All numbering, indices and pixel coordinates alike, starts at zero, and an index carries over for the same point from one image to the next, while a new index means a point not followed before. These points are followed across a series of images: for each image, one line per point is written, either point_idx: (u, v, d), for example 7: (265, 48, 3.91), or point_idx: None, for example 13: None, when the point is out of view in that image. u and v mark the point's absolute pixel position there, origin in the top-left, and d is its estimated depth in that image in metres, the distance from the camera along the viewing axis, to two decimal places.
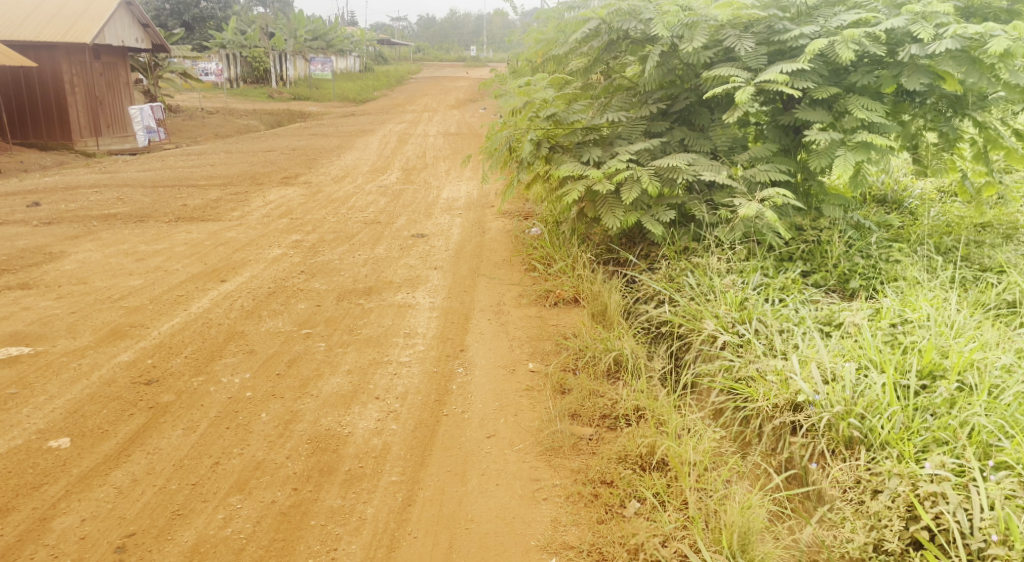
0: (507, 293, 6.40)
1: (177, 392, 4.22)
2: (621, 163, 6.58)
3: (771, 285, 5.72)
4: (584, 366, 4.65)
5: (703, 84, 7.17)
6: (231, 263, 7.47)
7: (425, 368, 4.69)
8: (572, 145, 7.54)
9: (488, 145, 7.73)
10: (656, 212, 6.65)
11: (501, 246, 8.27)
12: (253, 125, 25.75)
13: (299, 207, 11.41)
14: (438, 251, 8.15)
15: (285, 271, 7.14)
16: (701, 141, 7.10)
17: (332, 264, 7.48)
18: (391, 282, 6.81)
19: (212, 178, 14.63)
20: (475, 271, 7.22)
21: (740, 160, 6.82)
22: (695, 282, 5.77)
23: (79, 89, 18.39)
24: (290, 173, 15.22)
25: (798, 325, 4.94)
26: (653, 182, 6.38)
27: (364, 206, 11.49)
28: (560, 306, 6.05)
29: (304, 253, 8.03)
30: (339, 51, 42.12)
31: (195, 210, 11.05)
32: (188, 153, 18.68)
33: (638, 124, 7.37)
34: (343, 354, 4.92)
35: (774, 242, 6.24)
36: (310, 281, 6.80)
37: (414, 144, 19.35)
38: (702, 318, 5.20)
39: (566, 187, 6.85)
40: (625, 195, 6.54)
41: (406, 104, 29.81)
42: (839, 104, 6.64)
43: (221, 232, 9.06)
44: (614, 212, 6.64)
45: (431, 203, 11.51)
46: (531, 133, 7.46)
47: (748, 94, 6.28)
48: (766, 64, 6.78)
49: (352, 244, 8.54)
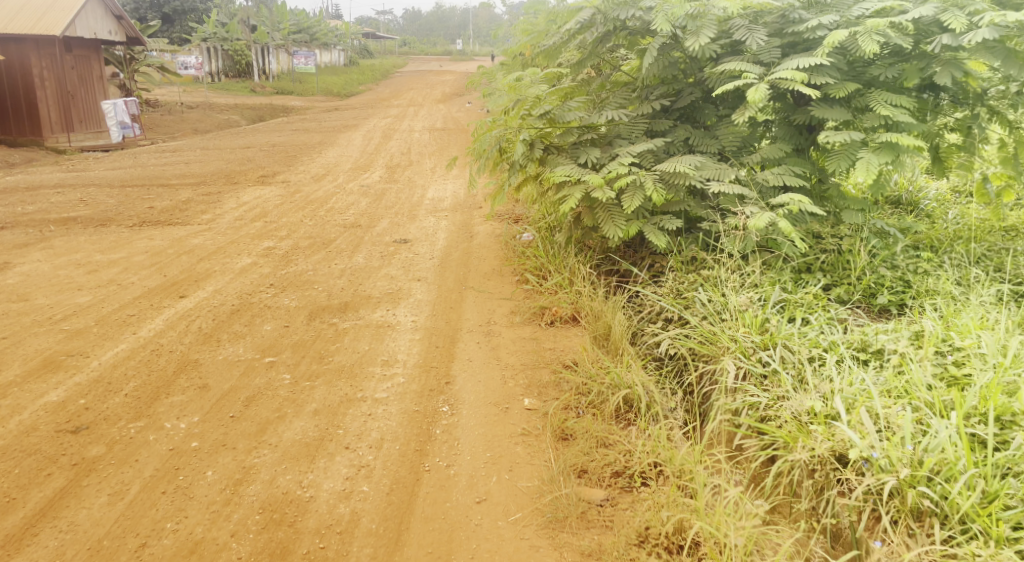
0: (498, 310, 5.78)
1: (108, 443, 3.58)
2: (623, 168, 5.95)
3: (792, 302, 5.11)
4: (589, 403, 4.04)
5: (709, 79, 6.55)
6: (193, 275, 6.80)
7: (404, 407, 4.05)
8: (567, 147, 6.92)
9: (476, 147, 7.08)
10: (661, 220, 6.04)
11: (491, 253, 7.64)
12: (234, 120, 24.95)
13: (275, 208, 10.73)
14: (422, 260, 7.50)
15: (252, 284, 6.48)
16: (708, 141, 6.49)
17: (305, 276, 6.82)
18: (369, 297, 6.17)
19: (185, 177, 13.89)
20: (462, 284, 6.58)
21: (753, 163, 6.21)
22: (706, 301, 5.16)
23: (49, 83, 17.56)
24: (269, 171, 14.52)
25: (829, 352, 4.34)
26: (658, 190, 5.77)
27: (345, 208, 10.83)
28: (557, 326, 5.42)
29: (276, 263, 7.36)
30: (323, 43, 41.22)
31: (163, 212, 10.35)
32: (162, 150, 17.90)
33: (640, 122, 6.74)
34: (310, 389, 4.27)
35: (791, 252, 5.64)
36: (279, 296, 6.14)
37: (398, 140, 18.65)
38: (719, 343, 4.60)
39: (561, 193, 6.23)
40: (627, 202, 5.92)
41: (392, 98, 29.08)
42: (860, 99, 6.00)
43: (187, 239, 8.37)
44: (615, 222, 6.02)
45: (416, 204, 10.85)
46: (523, 133, 6.85)
47: (762, 94, 5.65)
48: (780, 58, 6.13)
49: (328, 251, 7.89)
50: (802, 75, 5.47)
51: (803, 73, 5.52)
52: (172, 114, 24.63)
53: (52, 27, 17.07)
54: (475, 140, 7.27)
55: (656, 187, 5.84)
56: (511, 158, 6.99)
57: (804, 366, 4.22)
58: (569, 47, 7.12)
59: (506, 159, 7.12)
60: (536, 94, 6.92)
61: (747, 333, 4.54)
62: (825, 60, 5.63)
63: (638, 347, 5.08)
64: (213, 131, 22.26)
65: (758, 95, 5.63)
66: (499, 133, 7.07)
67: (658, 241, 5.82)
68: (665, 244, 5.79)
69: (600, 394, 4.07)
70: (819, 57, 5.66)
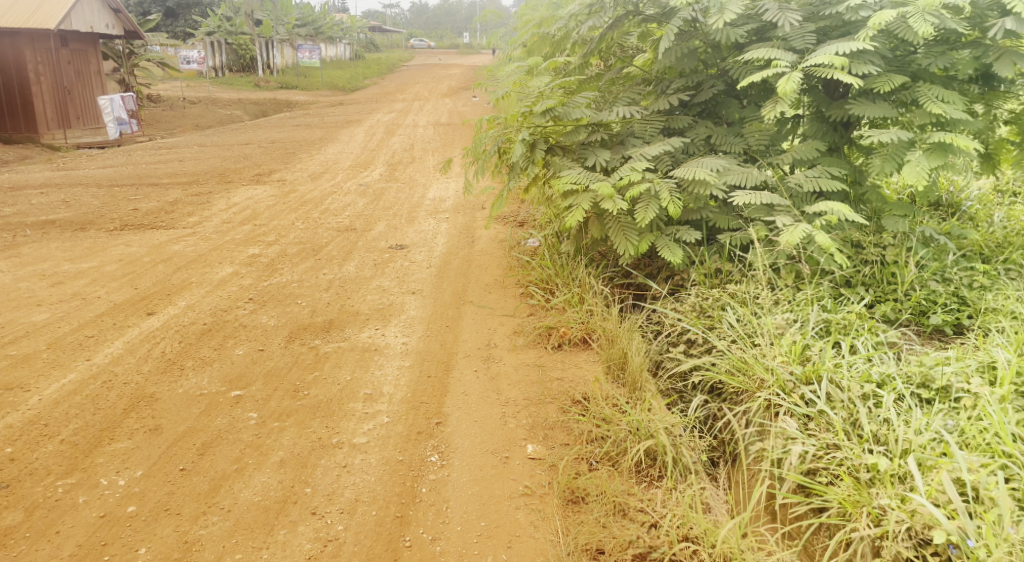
0: (500, 329, 5.17)
1: (28, 508, 3.08)
2: (635, 175, 5.36)
3: (833, 324, 4.49)
4: (604, 454, 3.45)
5: (733, 70, 5.90)
6: (167, 287, 6.22)
7: (386, 457, 3.47)
8: (574, 147, 6.30)
9: (474, 148, 6.39)
10: (678, 232, 5.46)
11: (493, 261, 7.02)
12: (236, 115, 24.38)
13: (267, 210, 10.15)
14: (418, 269, 6.89)
15: (230, 298, 5.90)
16: (731, 140, 5.86)
17: (288, 288, 6.23)
18: (357, 314, 5.57)
19: (178, 176, 13.32)
20: (461, 297, 5.98)
21: (782, 165, 5.58)
22: (735, 324, 4.58)
23: (44, 78, 17.02)
24: (265, 169, 13.94)
25: (885, 388, 3.72)
26: (675, 201, 5.18)
27: (340, 209, 10.22)
28: (565, 350, 4.79)
29: (259, 273, 6.77)
30: (328, 37, 40.58)
31: (148, 215, 9.78)
32: (158, 147, 17.35)
33: (655, 120, 6.12)
34: (278, 431, 3.69)
35: (829, 265, 5.02)
36: (257, 312, 5.55)
37: (401, 136, 18.00)
38: (753, 375, 4.00)
39: (567, 202, 5.64)
40: (640, 214, 5.34)
41: (397, 93, 28.47)
42: (906, 91, 5.34)
43: (167, 245, 7.79)
44: (627, 235, 5.44)
45: (416, 205, 10.23)
46: (524, 132, 6.19)
47: (794, 83, 4.98)
48: (815, 44, 5.43)
49: (317, 259, 7.29)
50: (843, 60, 4.80)
51: (843, 59, 4.86)
52: (173, 110, 24.14)
53: (46, 20, 16.50)
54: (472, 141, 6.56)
55: (673, 196, 5.25)
56: (512, 160, 6.34)
57: (857, 406, 3.57)
58: (577, 34, 6.45)
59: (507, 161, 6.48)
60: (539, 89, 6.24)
61: (786, 364, 3.95)
62: (870, 45, 4.96)
63: (658, 377, 4.50)
64: (213, 127, 21.70)
65: (788, 86, 4.97)
66: (499, 133, 6.42)
67: (676, 257, 5.24)
68: (683, 260, 5.22)
69: (616, 443, 3.49)
70: (861, 41, 4.99)
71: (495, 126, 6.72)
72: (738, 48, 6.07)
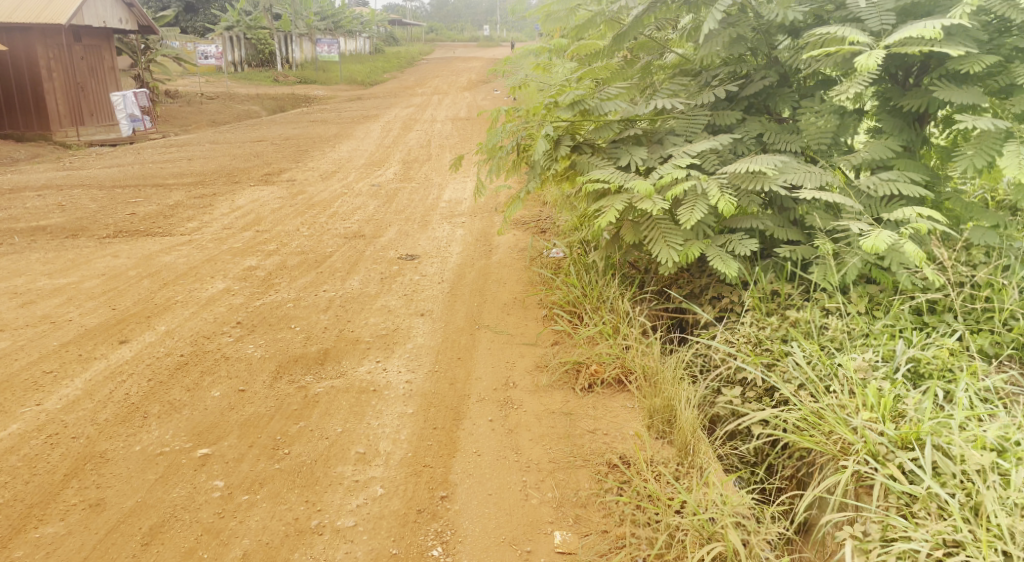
0: (520, 362, 4.48)
1: None
2: (679, 172, 4.60)
3: (924, 365, 3.72)
4: (655, 554, 2.76)
5: (789, 60, 5.16)
6: (148, 307, 5.57)
7: (377, 551, 2.85)
8: (605, 147, 5.52)
9: (488, 144, 5.60)
10: (729, 242, 4.69)
11: (512, 276, 6.30)
12: (253, 111, 23.84)
13: (271, 214, 9.51)
14: (429, 286, 6.20)
15: (216, 322, 5.24)
16: (787, 138, 5.15)
17: (282, 309, 5.55)
18: (357, 341, 4.89)
19: (185, 176, 12.72)
20: (476, 320, 5.28)
21: (850, 166, 4.80)
22: (803, 361, 3.83)
23: (56, 74, 16.52)
24: (275, 169, 13.31)
25: (1008, 457, 2.94)
26: (728, 199, 4.41)
27: (350, 212, 9.55)
28: (597, 391, 4.07)
29: (253, 289, 6.10)
30: (347, 31, 40.06)
31: (147, 220, 9.15)
32: (169, 144, 16.82)
33: (700, 116, 5.34)
34: (248, 509, 3.03)
35: (911, 287, 4.25)
36: (243, 340, 4.89)
37: (418, 132, 17.33)
38: (834, 434, 3.29)
39: (598, 204, 4.88)
40: (684, 216, 4.58)
41: (416, 86, 27.84)
42: (1002, 75, 4.56)
43: (159, 256, 7.13)
44: (670, 242, 4.65)
45: (430, 208, 9.55)
46: (548, 127, 5.37)
47: (876, 59, 4.21)
48: (895, 25, 4.64)
49: (319, 273, 6.62)
50: (938, 28, 4.05)
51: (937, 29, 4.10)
52: (189, 106, 23.68)
53: (57, 14, 15.94)
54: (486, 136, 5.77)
55: (724, 194, 4.48)
56: (532, 158, 5.62)
57: (976, 484, 2.81)
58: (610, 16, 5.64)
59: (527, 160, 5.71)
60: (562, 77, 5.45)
61: (874, 422, 3.22)
62: (967, 19, 4.21)
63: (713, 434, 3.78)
64: (227, 124, 21.17)
65: (869, 60, 4.20)
66: (518, 127, 5.64)
67: (730, 269, 4.45)
68: (737, 274, 4.44)
69: (670, 542, 2.80)
70: (955, 17, 4.24)
71: (512, 119, 5.90)
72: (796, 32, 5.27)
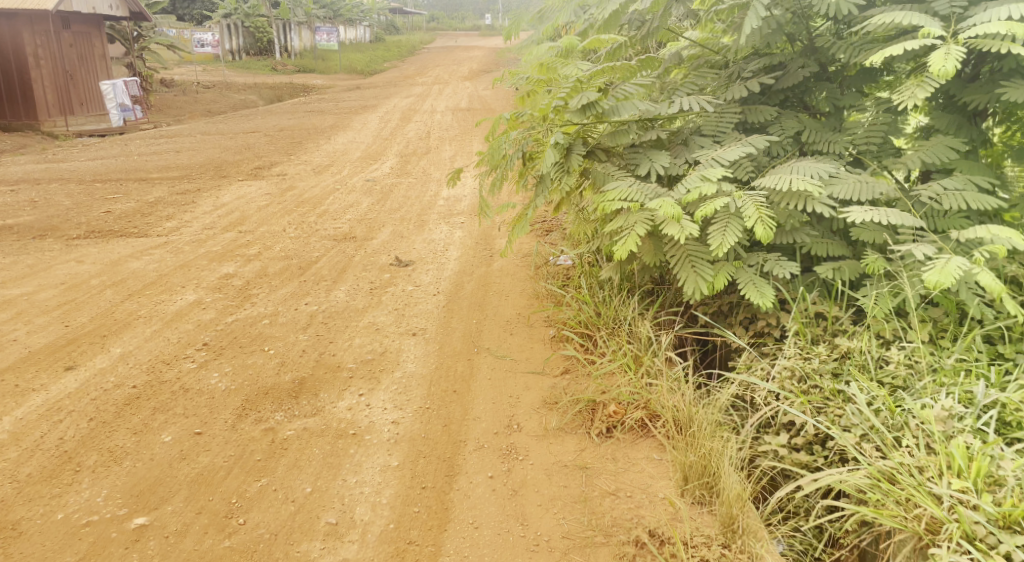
0: (525, 397, 3.86)
1: None
2: (708, 188, 4.00)
3: (1012, 412, 3.14)
4: None
5: (833, 47, 4.54)
6: (106, 324, 4.95)
7: None
8: (622, 151, 4.85)
9: (492, 155, 4.90)
10: (766, 262, 4.10)
11: (514, 287, 5.68)
12: (249, 100, 23.14)
13: (258, 212, 8.87)
14: (423, 298, 5.57)
15: (179, 343, 4.62)
16: (829, 136, 4.53)
17: (257, 327, 4.93)
18: (338, 369, 4.28)
19: (171, 169, 12.07)
20: (474, 342, 4.67)
21: (906, 170, 4.20)
22: (865, 405, 3.23)
23: (44, 62, 15.85)
24: (267, 162, 12.67)
25: None
26: (767, 222, 3.84)
27: (342, 211, 8.93)
28: (618, 437, 3.45)
29: (226, 302, 5.47)
30: (347, 19, 39.30)
31: (123, 218, 8.50)
32: (159, 135, 16.16)
33: (731, 114, 4.69)
34: None
35: (984, 313, 3.66)
36: (207, 366, 4.27)
37: (417, 123, 16.66)
38: (916, 509, 2.73)
39: (615, 224, 4.27)
40: (715, 240, 4.00)
41: (417, 76, 27.14)
42: None
43: (127, 262, 6.50)
44: (698, 269, 4.07)
45: (426, 207, 8.92)
46: (557, 133, 4.66)
47: (953, 60, 3.58)
48: (966, 9, 3.96)
49: (302, 281, 6.00)
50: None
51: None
52: (184, 95, 23.00)
53: None
54: (489, 143, 5.16)
55: (762, 214, 3.90)
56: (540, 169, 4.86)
57: None
58: (636, 10, 4.94)
59: (534, 172, 5.05)
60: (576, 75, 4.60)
61: (964, 492, 2.68)
62: None
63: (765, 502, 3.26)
64: (221, 114, 20.50)
65: (945, 62, 3.57)
66: (524, 134, 4.96)
67: (764, 299, 3.90)
68: (773, 304, 3.89)
69: None
70: None
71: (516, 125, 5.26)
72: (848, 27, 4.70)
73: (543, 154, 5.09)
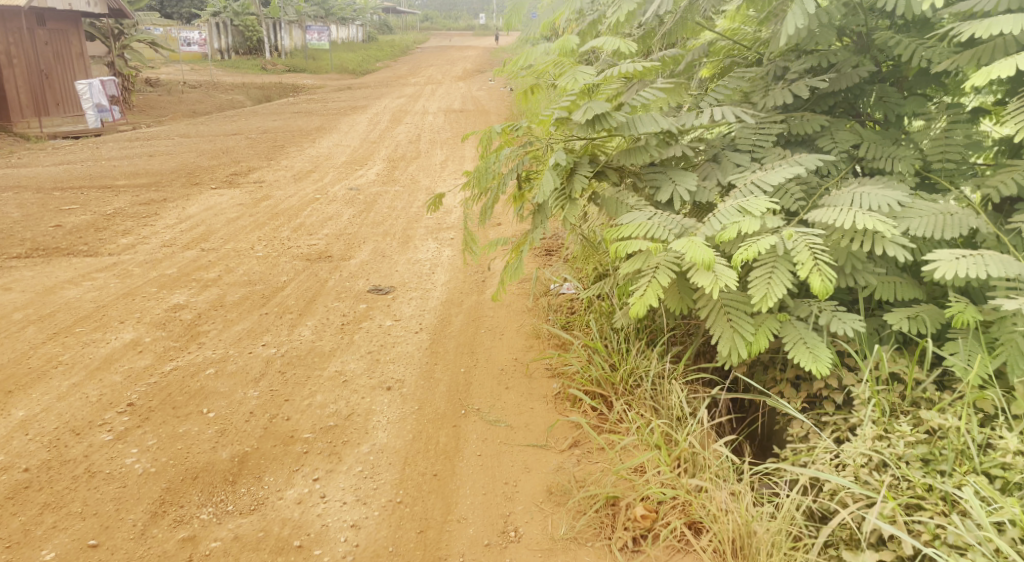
0: (524, 486, 3.10)
1: None
2: (750, 226, 3.16)
3: None
4: None
5: (897, 45, 3.74)
6: (17, 374, 4.11)
7: None
8: (639, 171, 4.00)
9: (479, 177, 4.07)
10: (819, 313, 3.25)
11: (511, 324, 4.83)
12: (236, 101, 22.25)
13: (227, 226, 8.00)
14: (403, 337, 4.73)
15: (98, 401, 3.76)
16: (892, 151, 3.70)
17: (199, 378, 4.07)
18: (290, 441, 3.42)
19: (140, 176, 11.19)
20: (459, 400, 3.83)
21: (1000, 196, 3.39)
22: (986, 520, 2.46)
23: (18, 61, 14.94)
24: (245, 167, 11.80)
25: None
26: (823, 271, 2.99)
27: (320, 224, 8.08)
28: (647, 549, 2.74)
29: (168, 344, 4.60)
30: (340, 18, 38.45)
31: (74, 234, 7.62)
32: (135, 137, 15.26)
33: (773, 126, 3.83)
34: None
35: None
36: (126, 436, 3.42)
37: (408, 125, 15.84)
38: None
39: (631, 267, 3.44)
40: (757, 291, 3.16)
41: (409, 75, 26.28)
42: None
43: (63, 289, 5.63)
44: (735, 323, 3.24)
45: (413, 220, 8.06)
46: (559, 151, 3.83)
47: None
48: None
49: (263, 315, 5.14)
50: None
51: None
52: (169, 95, 22.13)
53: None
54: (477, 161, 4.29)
55: (817, 258, 3.05)
56: (537, 196, 4.05)
57: None
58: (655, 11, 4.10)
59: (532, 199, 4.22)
60: (575, 80, 3.76)
61: None
62: None
63: None
64: (204, 115, 19.62)
65: None
66: (517, 152, 4.10)
67: (818, 364, 3.06)
68: (829, 369, 3.05)
69: None
70: None
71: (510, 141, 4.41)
72: (907, 23, 3.93)
73: (542, 173, 4.24)
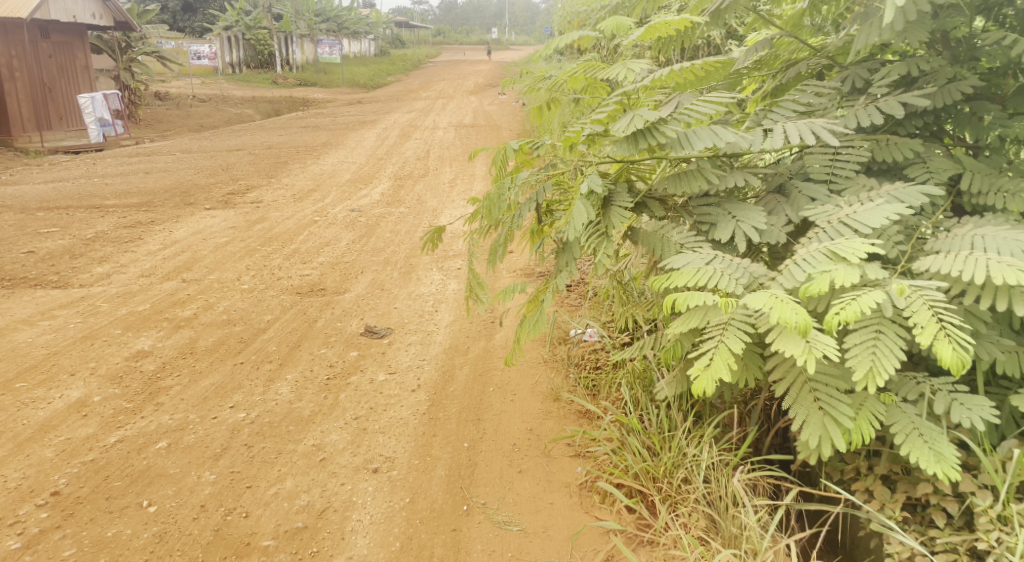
0: None
1: None
2: (850, 277, 2.43)
3: None
4: None
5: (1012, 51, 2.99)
6: None
7: None
8: (690, 206, 3.26)
9: (491, 207, 3.33)
10: (932, 394, 2.51)
11: (525, 378, 4.11)
12: (244, 115, 21.71)
13: (215, 253, 7.33)
14: (397, 394, 4.02)
15: (16, 488, 3.09)
16: (1006, 184, 2.94)
17: (148, 450, 3.38)
18: (246, 552, 2.78)
19: (134, 194, 10.56)
20: (463, 488, 3.11)
21: None
22: None
23: (20, 75, 14.35)
24: (244, 186, 11.16)
25: None
26: (953, 338, 2.29)
27: (316, 250, 7.39)
28: None
29: (119, 405, 3.87)
30: (352, 32, 38.04)
31: (46, 261, 6.95)
32: (135, 153, 14.67)
33: (853, 152, 3.08)
34: None
35: None
36: (39, 543, 2.80)
37: (417, 140, 15.19)
38: None
39: (689, 326, 2.69)
40: (858, 361, 2.41)
41: (420, 89, 25.69)
42: None
43: (15, 331, 4.95)
44: (827, 406, 2.48)
45: (417, 247, 7.36)
46: (592, 178, 3.11)
47: None
48: None
49: (238, 364, 4.44)
50: None
51: None
52: (177, 108, 21.63)
53: (19, 8, 13.75)
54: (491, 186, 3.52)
55: (941, 319, 2.35)
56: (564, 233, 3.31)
57: None
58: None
59: (555, 233, 3.48)
60: (627, 74, 3.16)
61: None
62: None
63: None
64: (210, 128, 19.05)
65: None
66: (539, 176, 3.39)
67: (943, 466, 2.33)
68: (956, 472, 2.33)
69: None
70: None
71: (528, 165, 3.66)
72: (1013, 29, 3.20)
73: (568, 205, 3.49)
